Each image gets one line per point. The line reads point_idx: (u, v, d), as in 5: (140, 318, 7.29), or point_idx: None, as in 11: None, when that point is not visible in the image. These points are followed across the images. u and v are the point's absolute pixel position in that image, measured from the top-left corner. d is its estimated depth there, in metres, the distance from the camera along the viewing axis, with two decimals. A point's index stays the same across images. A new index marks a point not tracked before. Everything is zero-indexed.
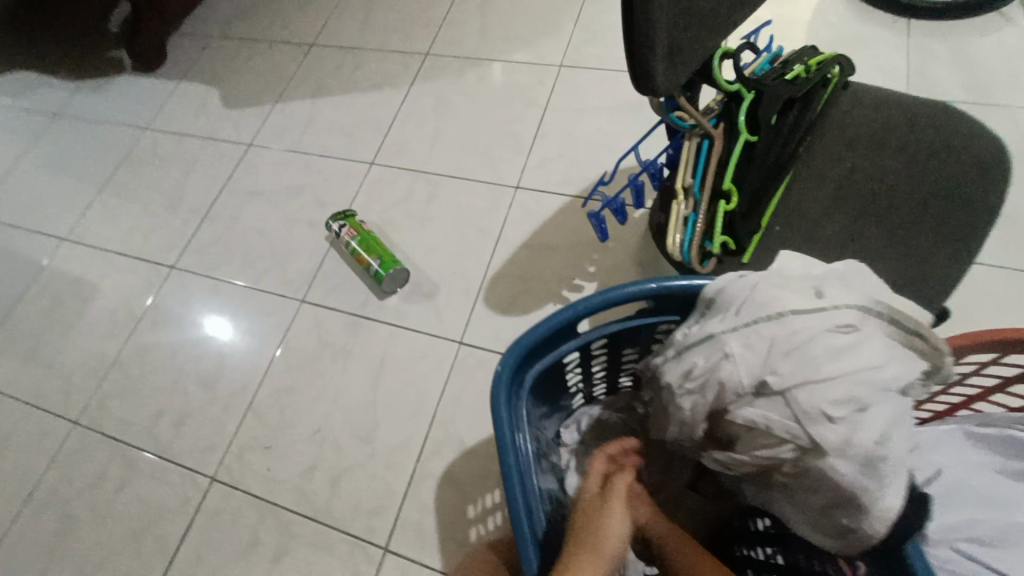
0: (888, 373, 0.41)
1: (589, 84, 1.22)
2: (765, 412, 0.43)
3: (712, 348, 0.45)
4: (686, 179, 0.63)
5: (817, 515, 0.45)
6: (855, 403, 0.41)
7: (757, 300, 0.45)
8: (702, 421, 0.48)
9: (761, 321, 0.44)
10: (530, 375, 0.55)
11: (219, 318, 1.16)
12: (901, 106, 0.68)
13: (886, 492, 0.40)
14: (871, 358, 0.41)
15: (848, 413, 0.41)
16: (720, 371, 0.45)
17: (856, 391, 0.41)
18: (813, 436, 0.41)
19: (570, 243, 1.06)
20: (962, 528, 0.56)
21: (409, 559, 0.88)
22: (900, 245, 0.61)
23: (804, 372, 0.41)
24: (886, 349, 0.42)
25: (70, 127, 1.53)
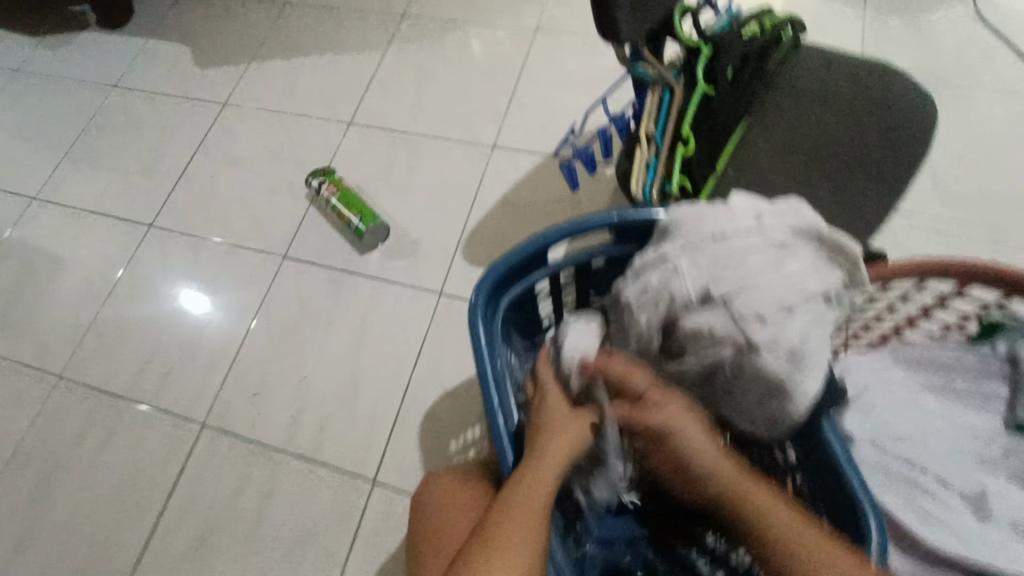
0: (808, 282, 0.50)
1: (565, 49, 1.26)
2: (710, 319, 0.51)
3: (665, 267, 0.53)
4: (649, 127, 0.69)
5: (751, 407, 0.54)
6: (780, 307, 0.49)
7: (704, 225, 0.53)
8: (657, 332, 0.55)
9: (706, 242, 0.52)
10: (503, 301, 0.61)
11: (194, 291, 1.16)
12: (846, 64, 0.75)
13: (805, 379, 0.50)
14: (794, 270, 0.50)
15: (775, 315, 0.49)
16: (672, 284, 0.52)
17: (783, 297, 0.49)
18: (747, 335, 0.50)
19: (544, 200, 1.12)
20: (881, 431, 0.67)
21: (394, 492, 0.94)
22: (838, 190, 0.69)
23: (740, 283, 0.50)
24: (807, 264, 0.51)
25: (34, 84, 1.49)
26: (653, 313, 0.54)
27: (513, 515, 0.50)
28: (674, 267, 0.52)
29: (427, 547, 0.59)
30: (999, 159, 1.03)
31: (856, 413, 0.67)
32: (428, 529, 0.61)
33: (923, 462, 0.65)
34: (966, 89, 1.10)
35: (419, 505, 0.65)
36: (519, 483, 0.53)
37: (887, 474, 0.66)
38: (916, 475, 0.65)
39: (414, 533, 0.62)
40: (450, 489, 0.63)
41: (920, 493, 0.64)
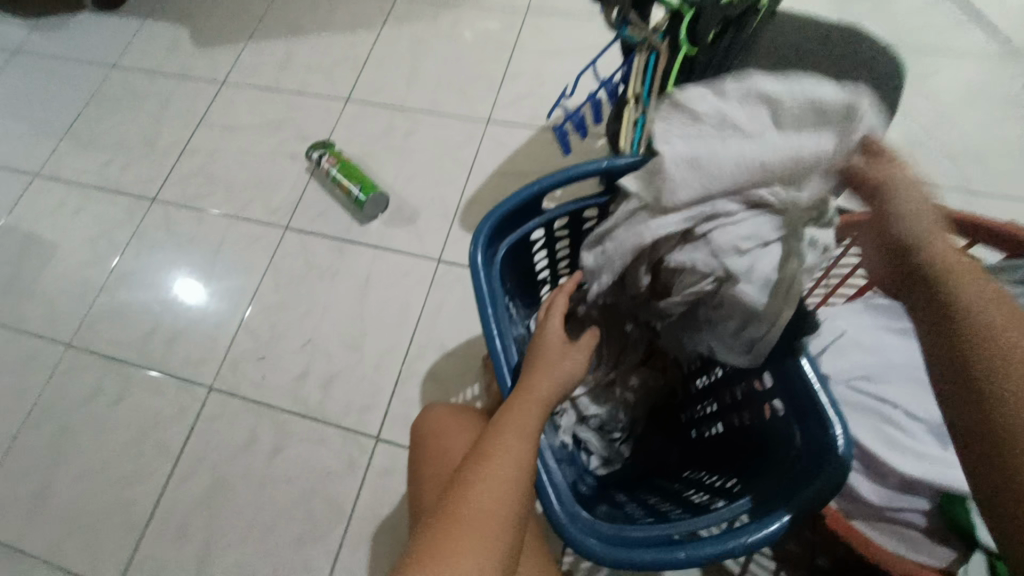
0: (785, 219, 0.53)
1: (555, 25, 1.30)
2: (691, 254, 0.56)
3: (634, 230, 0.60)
4: (636, 88, 0.77)
5: (731, 337, 0.59)
6: (756, 239, 0.53)
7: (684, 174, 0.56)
8: (646, 273, 0.62)
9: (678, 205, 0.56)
10: (501, 249, 0.66)
11: (190, 280, 1.18)
12: (817, 31, 0.82)
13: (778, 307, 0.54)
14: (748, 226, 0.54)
15: (752, 247, 0.53)
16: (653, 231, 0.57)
17: (757, 229, 0.53)
18: (726, 266, 0.54)
19: (538, 170, 1.16)
20: (854, 370, 0.72)
21: (397, 446, 0.98)
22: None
23: (717, 220, 0.55)
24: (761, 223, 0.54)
25: (32, 63, 1.51)
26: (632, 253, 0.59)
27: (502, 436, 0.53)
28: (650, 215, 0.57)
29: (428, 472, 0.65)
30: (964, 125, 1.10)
31: (833, 354, 0.73)
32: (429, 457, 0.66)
33: (892, 396, 0.69)
34: (933, 60, 1.17)
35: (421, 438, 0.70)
36: (509, 409, 0.56)
37: (863, 410, 0.70)
38: (889, 409, 0.69)
39: (420, 460, 0.68)
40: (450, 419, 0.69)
41: (891, 425, 0.68)
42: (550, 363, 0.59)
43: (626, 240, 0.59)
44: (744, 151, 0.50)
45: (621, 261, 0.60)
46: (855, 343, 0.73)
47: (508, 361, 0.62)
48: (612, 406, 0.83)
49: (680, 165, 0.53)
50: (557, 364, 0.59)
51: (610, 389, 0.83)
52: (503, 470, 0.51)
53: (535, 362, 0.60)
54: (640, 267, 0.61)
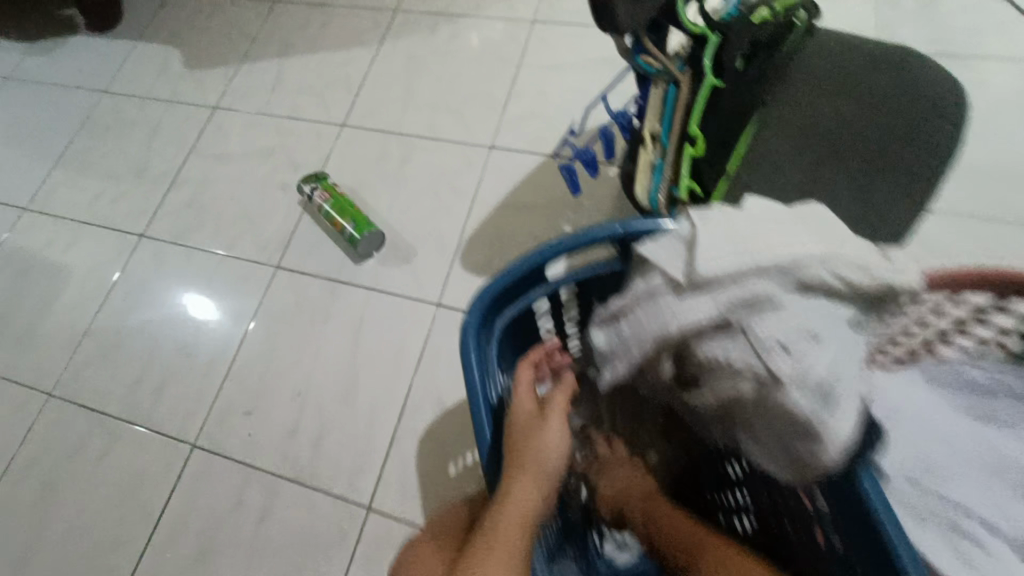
0: (838, 307, 0.46)
1: (563, 40, 1.20)
2: (725, 348, 0.47)
3: (654, 308, 0.48)
4: (654, 125, 0.65)
5: (775, 445, 0.48)
6: (808, 335, 0.44)
7: (738, 246, 0.45)
8: (670, 362, 0.51)
9: (731, 282, 0.45)
10: (498, 325, 0.57)
11: (198, 296, 1.13)
12: (863, 52, 0.70)
13: (836, 418, 0.43)
14: (808, 315, 0.45)
15: (802, 346, 0.44)
16: (678, 320, 0.47)
17: (807, 323, 0.44)
18: (768, 366, 0.44)
19: (546, 203, 1.06)
20: (916, 462, 0.57)
21: (392, 515, 0.90)
22: (865, 192, 0.65)
23: (759, 310, 0.45)
24: (824, 311, 0.45)
25: (24, 92, 1.46)
26: (653, 343, 0.49)
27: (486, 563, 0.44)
28: (671, 299, 0.47)
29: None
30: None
31: (889, 441, 0.58)
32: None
33: (965, 499, 0.55)
34: (991, 70, 1.03)
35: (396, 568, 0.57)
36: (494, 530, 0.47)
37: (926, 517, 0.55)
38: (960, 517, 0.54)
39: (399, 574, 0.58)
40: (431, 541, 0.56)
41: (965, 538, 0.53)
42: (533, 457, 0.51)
43: (643, 324, 0.49)
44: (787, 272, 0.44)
45: (638, 348, 0.51)
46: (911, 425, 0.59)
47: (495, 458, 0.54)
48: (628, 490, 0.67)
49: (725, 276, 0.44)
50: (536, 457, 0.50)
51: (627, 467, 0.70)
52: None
53: (517, 457, 0.50)
54: (661, 357, 0.51)
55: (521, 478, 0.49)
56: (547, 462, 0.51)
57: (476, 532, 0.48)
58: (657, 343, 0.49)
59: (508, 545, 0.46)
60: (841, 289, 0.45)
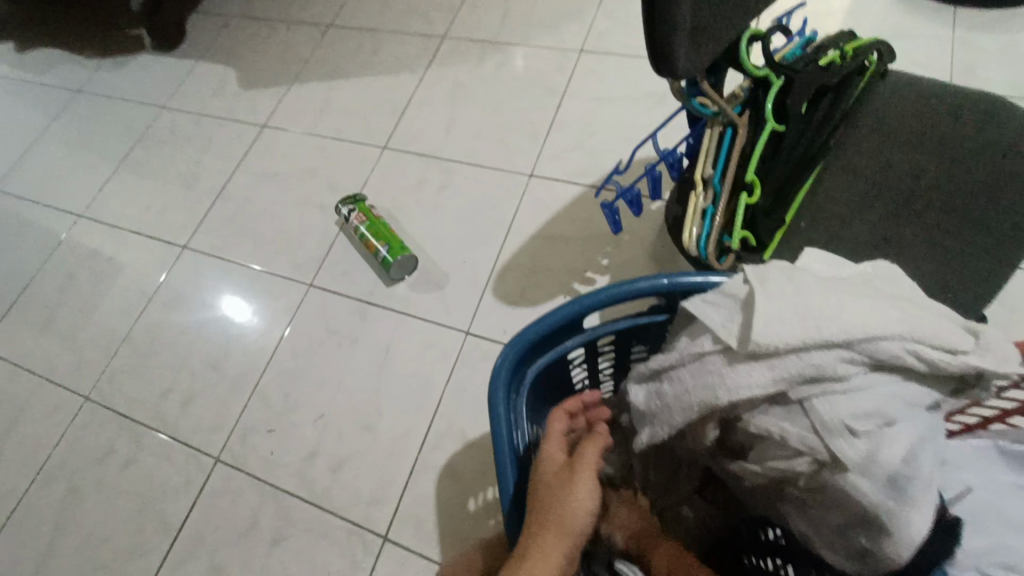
0: (911, 386, 0.40)
1: (609, 72, 1.18)
2: (779, 421, 0.41)
3: (700, 368, 0.44)
4: (706, 169, 0.59)
5: (831, 532, 0.42)
6: (878, 417, 0.39)
7: (810, 310, 0.41)
8: (714, 429, 0.46)
9: (811, 347, 0.40)
10: (529, 375, 0.53)
11: (235, 299, 1.15)
12: (942, 100, 0.65)
13: (913, 515, 0.38)
14: (882, 395, 0.39)
15: (870, 427, 0.39)
16: (730, 391, 0.42)
17: (878, 404, 0.39)
18: (831, 450, 0.39)
19: (584, 237, 1.03)
20: (991, 553, 0.50)
21: (406, 552, 0.86)
22: (942, 244, 0.59)
23: (823, 381, 0.40)
24: (899, 394, 0.40)
25: (92, 103, 1.55)
26: (694, 411, 0.44)
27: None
28: (716, 367, 0.43)
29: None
30: None
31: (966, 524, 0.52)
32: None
33: None
34: None
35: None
36: None
37: None
38: None
39: None
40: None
41: None
42: (561, 514, 0.45)
43: (689, 389, 0.44)
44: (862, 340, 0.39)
45: (677, 414, 0.45)
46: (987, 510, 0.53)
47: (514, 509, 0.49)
48: None
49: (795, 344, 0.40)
50: (563, 516, 0.45)
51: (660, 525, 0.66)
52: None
53: (542, 513, 0.46)
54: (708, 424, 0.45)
55: (546, 535, 0.45)
56: (574, 522, 0.45)
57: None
58: (700, 411, 0.44)
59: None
60: (920, 367, 0.40)
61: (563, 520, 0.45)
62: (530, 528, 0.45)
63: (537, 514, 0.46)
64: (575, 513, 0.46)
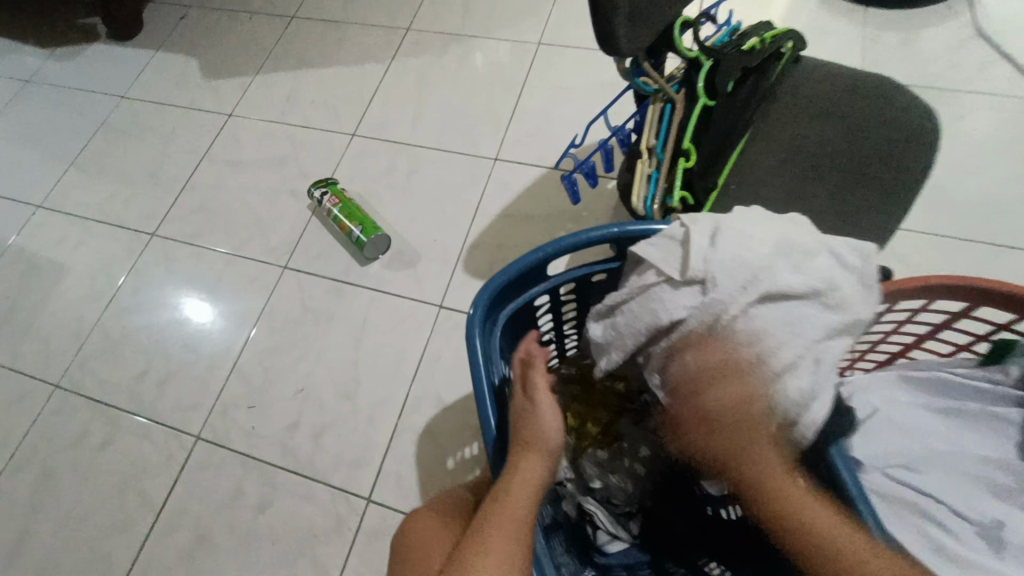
0: (825, 315, 0.48)
1: (566, 63, 1.27)
2: (714, 348, 0.48)
3: (647, 300, 0.52)
4: (650, 140, 0.70)
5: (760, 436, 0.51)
6: (793, 334, 0.47)
7: (734, 245, 0.49)
8: (658, 362, 0.53)
9: (735, 269, 0.48)
10: (501, 317, 0.60)
11: (196, 303, 1.16)
12: (845, 80, 0.77)
13: (820, 408, 0.47)
14: (802, 319, 0.47)
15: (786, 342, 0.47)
16: (751, 324, 0.47)
17: (795, 325, 0.47)
18: (757, 363, 0.47)
19: (545, 213, 1.11)
20: (889, 457, 0.61)
21: (390, 508, 0.92)
22: (841, 202, 0.70)
23: (749, 310, 0.48)
24: (813, 318, 0.47)
25: (44, 93, 1.52)
26: (765, 328, 0.47)
27: (492, 531, 0.47)
28: (754, 300, 0.47)
29: (402, 573, 0.55)
30: (1001, 172, 1.02)
31: (866, 434, 0.63)
32: (407, 550, 0.57)
33: (934, 490, 0.58)
34: (965, 103, 1.10)
35: (409, 524, 0.61)
36: (499, 507, 0.49)
37: (897, 504, 0.58)
38: (930, 503, 0.57)
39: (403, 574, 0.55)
40: (431, 518, 0.59)
41: (936, 525, 0.56)
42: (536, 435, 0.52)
43: (637, 316, 0.52)
44: (778, 279, 0.47)
45: (778, 307, 0.48)
46: (886, 424, 0.63)
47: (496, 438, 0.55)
48: (620, 478, 0.74)
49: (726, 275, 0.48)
50: (540, 434, 0.52)
51: (617, 459, 0.75)
52: (495, 569, 0.45)
53: (520, 438, 0.52)
54: (687, 355, 0.50)
55: (527, 455, 0.51)
56: (549, 436, 0.52)
57: (483, 503, 0.51)
58: (773, 337, 0.47)
59: (517, 514, 0.48)
60: (825, 294, 0.48)
61: (538, 440, 0.51)
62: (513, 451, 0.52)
63: (518, 439, 0.52)
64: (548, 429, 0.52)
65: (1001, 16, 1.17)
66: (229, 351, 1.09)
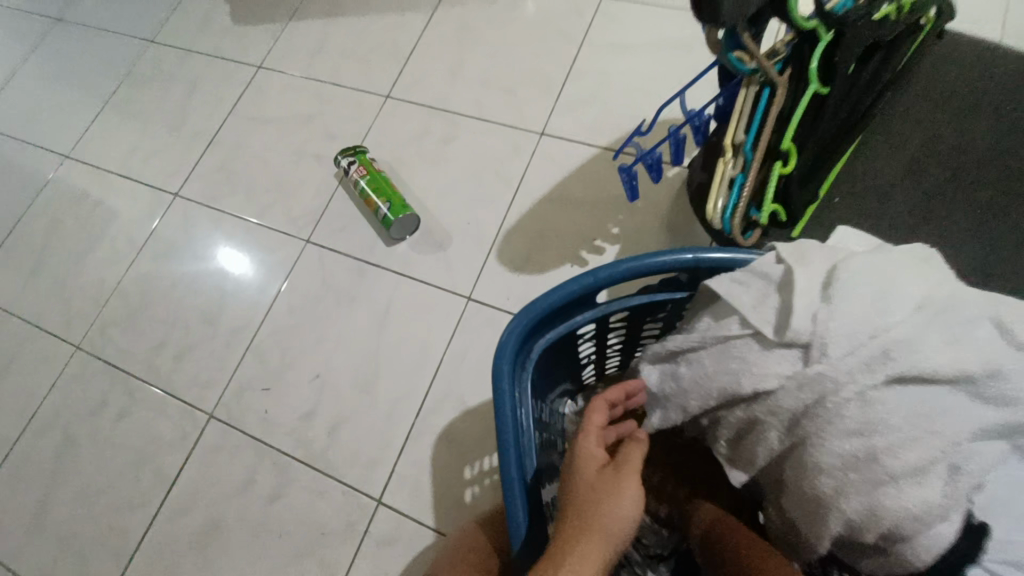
0: (973, 406, 0.35)
1: (631, 22, 1.09)
2: (814, 431, 0.36)
3: (724, 356, 0.40)
4: (738, 134, 0.55)
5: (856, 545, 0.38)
6: (928, 430, 0.34)
7: (863, 301, 0.36)
8: (726, 430, 0.42)
9: (859, 331, 0.35)
10: (537, 349, 0.50)
11: (233, 251, 1.11)
12: (958, 101, 0.70)
13: (951, 529, 0.35)
14: (943, 410, 0.35)
15: (914, 442, 0.34)
16: (873, 412, 0.35)
17: (932, 421, 0.35)
18: (868, 461, 0.35)
19: (595, 201, 0.98)
20: None
21: (402, 515, 0.86)
22: (933, 225, 0.65)
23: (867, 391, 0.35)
24: (955, 409, 0.35)
25: (73, 35, 1.45)
26: (891, 422, 0.35)
27: None
28: (879, 381, 0.35)
29: None
30: None
31: None
32: None
33: None
34: None
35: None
36: None
37: None
38: None
39: None
40: None
41: None
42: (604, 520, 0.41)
43: (711, 374, 0.41)
44: (922, 358, 0.34)
45: (913, 394, 0.35)
46: None
47: (523, 501, 0.46)
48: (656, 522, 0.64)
49: (843, 335, 0.35)
50: (608, 519, 0.41)
51: None
52: None
53: (581, 515, 0.41)
54: (771, 434, 0.39)
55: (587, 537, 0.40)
56: (621, 525, 0.41)
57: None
58: (902, 434, 0.34)
59: None
60: (982, 382, 0.35)
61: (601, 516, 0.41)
62: (570, 528, 0.41)
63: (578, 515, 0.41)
64: (619, 517, 0.41)
65: None
66: (246, 328, 1.04)
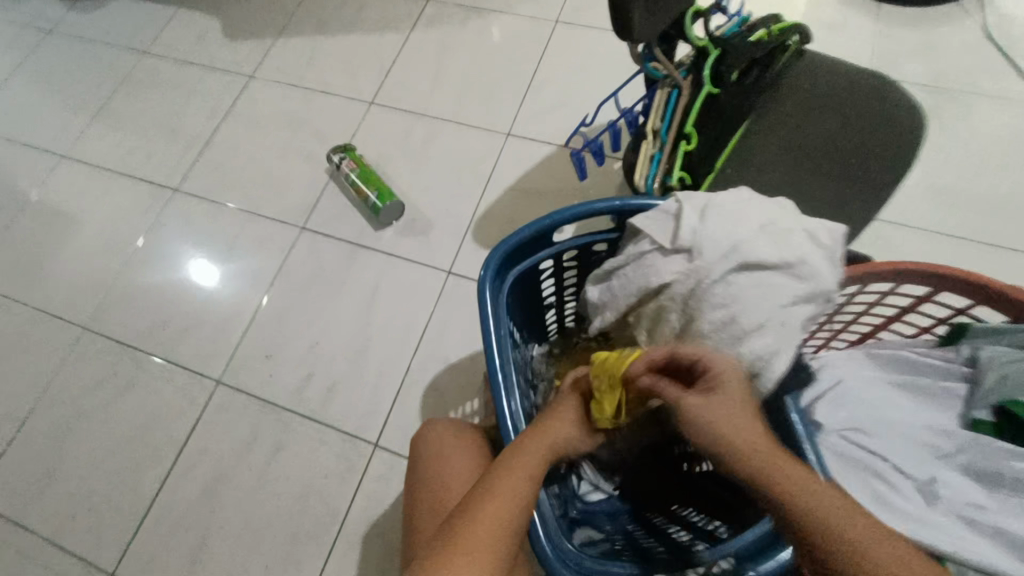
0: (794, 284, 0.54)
1: (582, 44, 1.30)
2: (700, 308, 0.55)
3: (641, 266, 0.58)
4: (656, 123, 0.75)
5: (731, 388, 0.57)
6: (764, 300, 0.53)
7: (723, 220, 0.55)
8: (646, 321, 0.60)
9: (718, 238, 0.54)
10: (510, 277, 0.66)
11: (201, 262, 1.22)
12: (844, 79, 0.82)
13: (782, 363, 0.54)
14: (774, 286, 0.54)
15: (756, 307, 0.53)
16: (732, 290, 0.54)
17: (766, 293, 0.53)
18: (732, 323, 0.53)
19: (555, 190, 1.16)
20: (848, 421, 0.67)
21: (396, 456, 1.00)
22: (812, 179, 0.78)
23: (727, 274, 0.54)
24: (782, 287, 0.54)
25: (67, 46, 1.54)
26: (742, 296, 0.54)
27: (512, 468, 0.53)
28: (734, 268, 0.54)
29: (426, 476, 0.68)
30: (1000, 175, 1.04)
31: (831, 400, 0.69)
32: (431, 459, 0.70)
33: (885, 453, 0.65)
34: (974, 106, 1.10)
35: (421, 454, 0.72)
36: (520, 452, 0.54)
37: (849, 464, 0.65)
38: (880, 464, 0.64)
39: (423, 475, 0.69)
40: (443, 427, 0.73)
41: (881, 482, 0.63)
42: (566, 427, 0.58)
43: (632, 281, 0.58)
44: (757, 253, 0.54)
45: (754, 277, 0.54)
46: (852, 394, 0.69)
47: (505, 384, 0.62)
48: None
49: (712, 242, 0.54)
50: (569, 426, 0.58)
51: None
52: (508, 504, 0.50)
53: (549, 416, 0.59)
54: (672, 314, 0.57)
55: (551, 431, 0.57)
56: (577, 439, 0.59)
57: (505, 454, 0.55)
58: (750, 302, 0.53)
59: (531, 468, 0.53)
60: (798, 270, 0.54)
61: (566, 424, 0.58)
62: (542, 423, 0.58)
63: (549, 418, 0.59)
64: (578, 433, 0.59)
65: (1017, 23, 1.15)
66: (247, 306, 1.16)
